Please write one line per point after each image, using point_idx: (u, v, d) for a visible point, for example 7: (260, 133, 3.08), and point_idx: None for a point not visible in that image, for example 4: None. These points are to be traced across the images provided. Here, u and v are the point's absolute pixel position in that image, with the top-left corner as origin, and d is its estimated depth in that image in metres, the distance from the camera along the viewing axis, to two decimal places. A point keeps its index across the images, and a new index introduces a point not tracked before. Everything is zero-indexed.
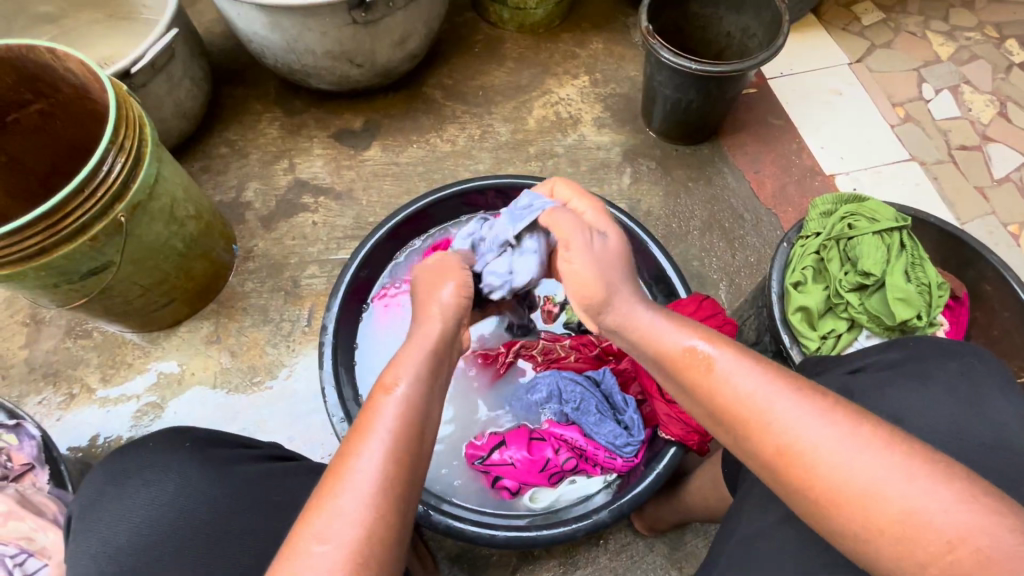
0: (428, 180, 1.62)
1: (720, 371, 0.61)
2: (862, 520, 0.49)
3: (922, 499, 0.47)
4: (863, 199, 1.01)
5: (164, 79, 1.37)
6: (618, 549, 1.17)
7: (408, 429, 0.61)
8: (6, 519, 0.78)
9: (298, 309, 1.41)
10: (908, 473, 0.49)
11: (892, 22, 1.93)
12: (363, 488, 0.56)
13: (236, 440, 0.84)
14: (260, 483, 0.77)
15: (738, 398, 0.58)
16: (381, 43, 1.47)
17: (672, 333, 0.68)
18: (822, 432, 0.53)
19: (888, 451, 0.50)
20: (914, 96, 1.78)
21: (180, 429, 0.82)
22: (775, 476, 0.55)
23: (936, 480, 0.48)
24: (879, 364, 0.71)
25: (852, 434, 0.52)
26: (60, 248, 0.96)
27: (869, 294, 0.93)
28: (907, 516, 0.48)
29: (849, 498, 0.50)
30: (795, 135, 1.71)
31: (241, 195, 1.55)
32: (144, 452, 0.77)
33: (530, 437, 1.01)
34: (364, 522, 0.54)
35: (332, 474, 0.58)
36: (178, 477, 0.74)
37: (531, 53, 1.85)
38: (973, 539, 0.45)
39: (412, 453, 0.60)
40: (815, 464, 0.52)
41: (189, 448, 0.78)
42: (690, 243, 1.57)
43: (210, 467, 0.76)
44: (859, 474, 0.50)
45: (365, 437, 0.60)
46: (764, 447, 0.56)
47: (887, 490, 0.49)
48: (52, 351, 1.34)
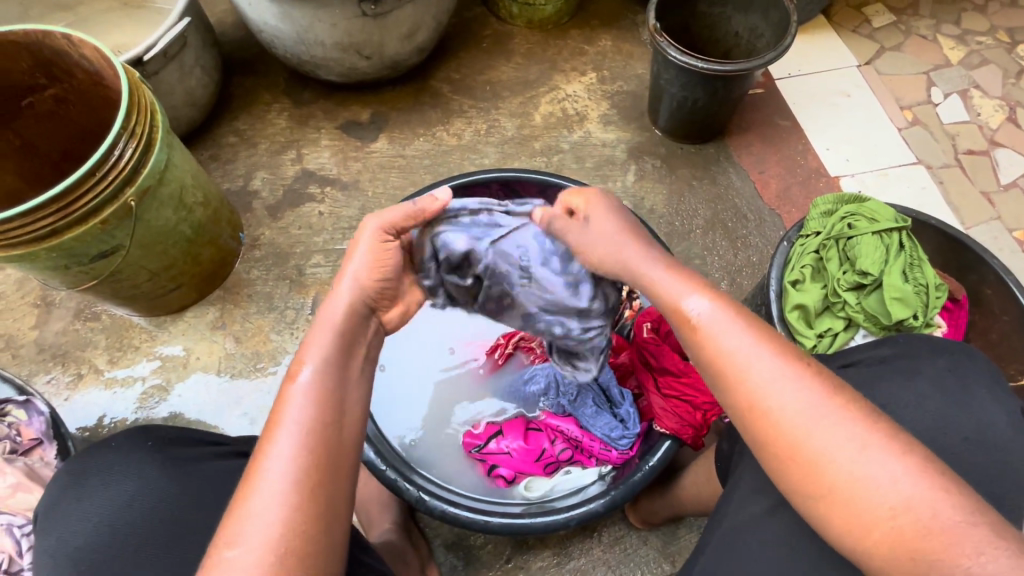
0: (433, 173, 1.63)
1: (706, 328, 0.65)
2: (814, 481, 0.55)
3: (875, 467, 0.53)
4: (863, 200, 1.01)
5: (176, 67, 1.39)
6: (611, 542, 1.18)
7: (320, 408, 0.64)
8: (15, 491, 0.80)
9: (302, 298, 1.43)
10: (866, 447, 0.53)
11: (903, 24, 1.92)
12: (280, 480, 0.59)
13: (205, 437, 0.84)
14: (222, 482, 0.77)
15: (720, 356, 0.63)
16: (390, 36, 1.48)
17: (682, 289, 0.70)
18: (796, 400, 0.57)
19: (854, 422, 0.55)
20: (923, 99, 1.78)
21: (145, 428, 0.80)
22: (745, 433, 0.60)
23: (886, 452, 0.53)
24: (871, 364, 0.71)
25: (816, 402, 0.57)
26: (72, 229, 0.98)
27: (867, 294, 0.93)
28: (852, 483, 0.53)
29: (804, 462, 0.55)
30: (801, 136, 1.71)
31: (248, 184, 1.57)
32: (105, 454, 0.76)
33: (527, 428, 1.03)
34: (292, 508, 0.58)
35: (251, 472, 0.60)
36: (134, 480, 0.73)
37: (539, 49, 1.85)
38: (914, 510, 0.50)
39: (328, 437, 0.63)
40: (777, 426, 0.57)
41: (148, 448, 0.77)
42: (693, 241, 1.58)
43: (170, 468, 0.75)
44: (817, 439, 0.55)
45: (275, 436, 0.62)
46: (732, 401, 0.61)
47: (844, 460, 0.54)
48: (61, 333, 1.37)
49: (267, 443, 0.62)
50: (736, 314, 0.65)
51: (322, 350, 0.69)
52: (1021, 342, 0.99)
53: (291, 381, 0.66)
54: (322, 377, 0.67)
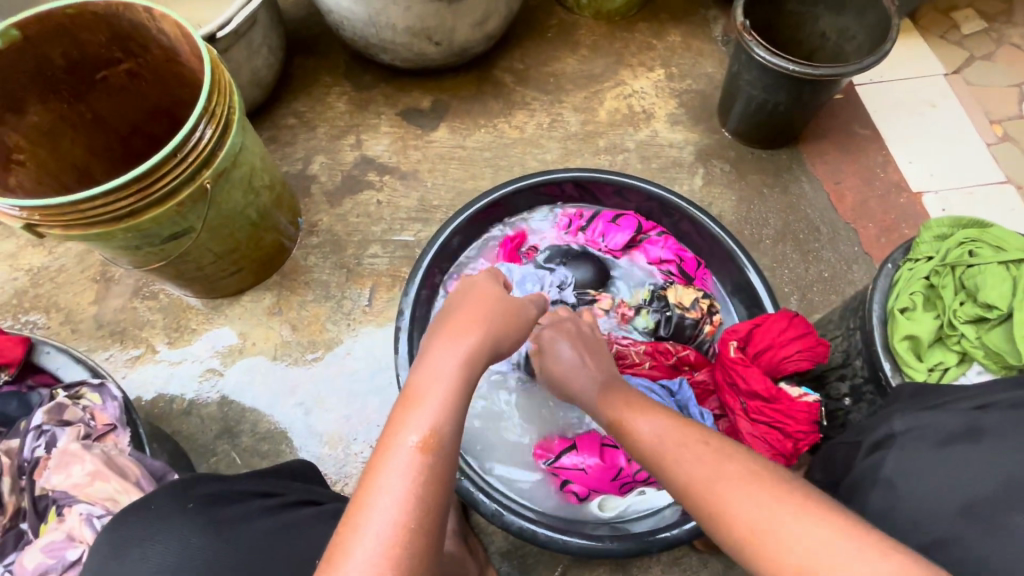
0: (494, 166, 1.58)
1: (677, 458, 0.69)
2: None
3: (873, 574, 0.49)
4: (986, 226, 0.93)
5: (245, 46, 1.35)
6: (670, 562, 1.14)
7: (424, 472, 0.58)
8: (92, 479, 0.76)
9: (359, 288, 1.40)
10: (851, 549, 0.51)
11: (994, 32, 1.81)
12: (374, 550, 0.53)
13: (252, 491, 0.75)
14: (273, 542, 0.67)
15: (703, 482, 0.64)
16: (462, 22, 1.43)
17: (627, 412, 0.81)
18: (782, 515, 0.56)
19: (850, 538, 0.52)
20: (1014, 114, 1.67)
21: (182, 486, 0.70)
22: (749, 564, 0.57)
23: (869, 552, 0.50)
24: (1008, 403, 0.65)
25: (804, 519, 0.55)
26: (149, 211, 0.95)
27: (989, 328, 0.84)
28: None
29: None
30: (881, 147, 1.62)
31: (307, 168, 1.54)
32: (136, 519, 0.63)
33: (602, 444, 0.97)
34: None
35: (347, 525, 0.55)
36: (176, 547, 0.61)
37: (605, 41, 1.78)
38: None
39: (429, 507, 0.57)
40: (780, 548, 0.54)
41: (191, 510, 0.66)
42: (761, 252, 1.51)
43: (217, 532, 0.64)
44: (811, 552, 0.52)
45: (376, 496, 0.56)
46: (727, 529, 0.59)
47: (840, 571, 0.50)
48: (119, 310, 1.36)
49: (365, 498, 0.56)
50: (711, 452, 0.67)
51: (437, 403, 0.63)
52: None
53: (394, 433, 0.61)
54: (436, 433, 0.61)
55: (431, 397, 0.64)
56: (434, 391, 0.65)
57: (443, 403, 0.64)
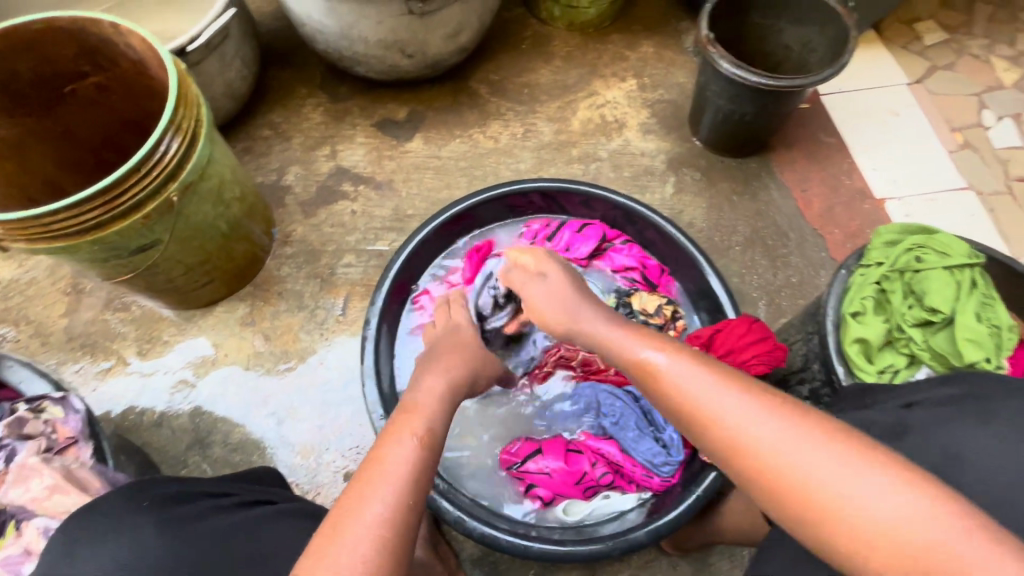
0: (468, 176, 1.60)
1: (671, 375, 0.68)
2: (813, 510, 0.54)
3: (865, 489, 0.52)
4: (933, 232, 0.96)
5: (217, 59, 1.37)
6: (640, 566, 1.15)
7: (422, 459, 0.68)
8: (51, 493, 0.76)
9: (333, 298, 1.41)
10: (848, 464, 0.54)
11: (955, 43, 1.86)
12: (377, 512, 0.61)
13: (206, 493, 0.75)
14: (237, 543, 0.68)
15: (694, 399, 0.64)
16: (434, 35, 1.45)
17: (634, 342, 0.77)
18: (775, 432, 0.58)
19: (869, 472, 0.53)
20: (974, 122, 1.72)
21: (135, 488, 0.69)
22: (736, 474, 0.61)
23: (867, 468, 0.53)
24: (935, 401, 0.69)
25: (822, 451, 0.55)
26: (114, 223, 0.96)
27: (935, 331, 0.88)
28: (843, 504, 0.52)
29: (798, 492, 0.55)
30: (847, 155, 1.66)
31: (282, 179, 1.55)
32: (91, 520, 0.62)
33: (567, 449, 1.00)
34: (382, 541, 0.59)
35: (352, 491, 0.63)
36: (133, 549, 0.60)
37: (579, 52, 1.82)
38: (905, 525, 0.50)
39: (421, 486, 0.66)
40: (777, 464, 0.57)
41: (149, 511, 0.65)
42: (731, 258, 1.54)
43: (171, 535, 0.63)
44: (801, 467, 0.55)
45: (381, 471, 0.65)
46: (721, 444, 0.61)
47: (831, 485, 0.53)
48: (90, 322, 1.36)
49: (366, 484, 0.63)
50: (732, 376, 0.65)
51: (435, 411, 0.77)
52: None
53: (398, 429, 0.72)
54: (431, 442, 0.71)
55: (428, 408, 0.77)
56: (430, 404, 0.78)
57: (435, 413, 0.77)
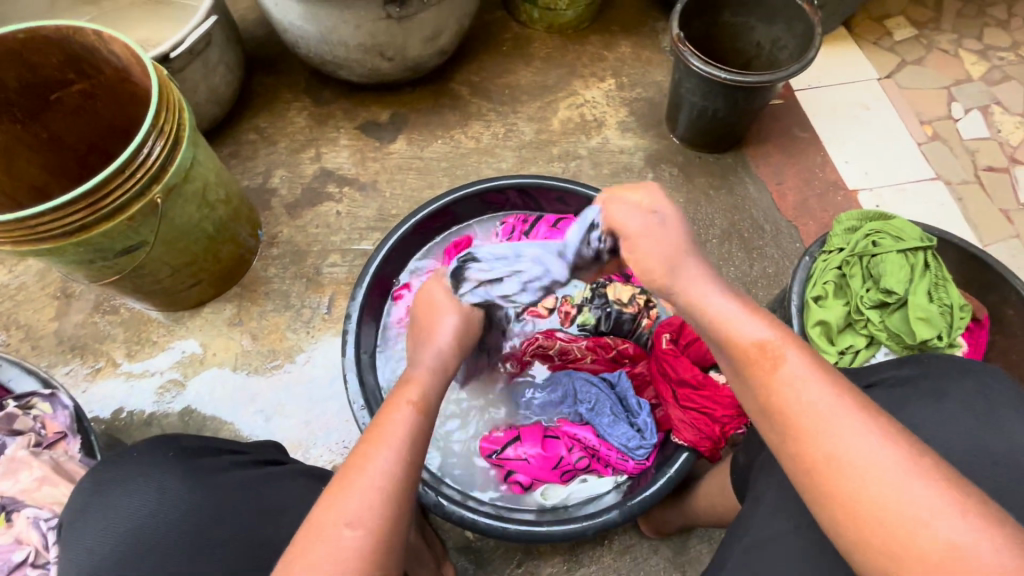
0: (451, 176, 1.63)
1: (784, 370, 0.58)
2: (901, 545, 0.47)
3: (975, 542, 0.45)
4: (889, 218, 1.01)
5: (201, 65, 1.40)
6: (622, 550, 1.18)
7: (421, 425, 0.69)
8: (40, 485, 0.80)
9: (319, 297, 1.43)
10: (956, 509, 0.47)
11: (924, 38, 1.92)
12: (383, 475, 0.62)
13: (227, 447, 0.84)
14: (240, 491, 0.76)
15: (797, 404, 0.55)
16: (413, 38, 1.48)
17: (744, 322, 0.64)
18: (884, 456, 0.50)
19: (969, 514, 0.46)
20: (943, 114, 1.77)
21: (166, 440, 0.80)
22: (809, 489, 0.54)
23: (980, 520, 0.46)
24: (893, 381, 0.72)
25: (917, 483, 0.49)
26: (99, 225, 0.99)
27: (891, 312, 0.93)
28: (945, 550, 0.46)
29: (890, 525, 0.48)
30: (820, 149, 1.71)
31: (268, 182, 1.58)
32: (127, 464, 0.75)
33: (544, 435, 1.03)
34: (388, 500, 0.61)
35: (358, 454, 0.65)
36: (157, 489, 0.72)
37: (558, 54, 1.85)
38: None
39: (422, 453, 0.67)
40: (868, 486, 0.50)
41: (172, 458, 0.76)
42: (708, 251, 1.58)
43: (191, 479, 0.74)
44: (905, 499, 0.48)
45: (383, 436, 0.66)
46: (803, 454, 0.54)
47: (936, 523, 0.47)
48: (79, 325, 1.38)
49: (370, 448, 0.65)
50: (828, 379, 0.57)
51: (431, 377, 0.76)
52: None
53: (398, 398, 0.72)
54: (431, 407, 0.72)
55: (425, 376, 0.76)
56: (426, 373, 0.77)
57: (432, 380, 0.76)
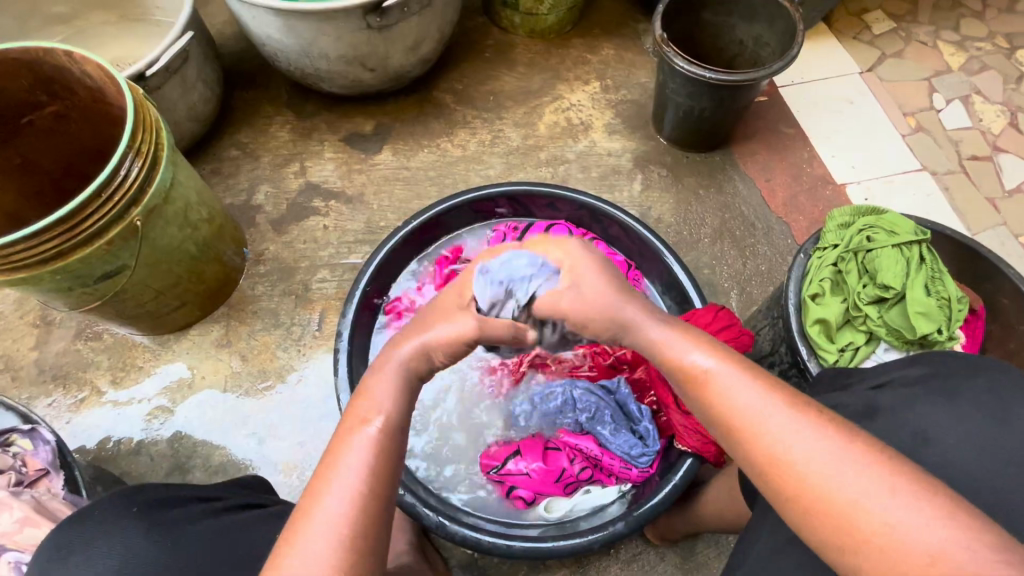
0: (438, 185, 1.61)
1: (721, 382, 0.64)
2: (848, 533, 0.51)
3: (916, 519, 0.49)
4: (881, 212, 1.01)
5: (178, 82, 1.37)
6: (629, 559, 1.16)
7: (381, 453, 0.64)
8: (22, 526, 0.76)
9: (308, 314, 1.40)
10: (889, 490, 0.51)
11: (902, 31, 1.93)
12: (335, 515, 0.58)
13: (192, 495, 0.80)
14: (220, 541, 0.73)
15: (736, 410, 0.61)
16: (395, 48, 1.47)
17: (683, 345, 0.70)
18: (815, 448, 0.55)
19: (915, 497, 0.50)
20: (925, 106, 1.79)
21: (128, 494, 0.75)
22: (768, 490, 0.58)
23: (911, 497, 0.50)
24: (904, 380, 0.70)
25: (864, 473, 0.52)
26: (76, 252, 0.95)
27: (888, 307, 0.93)
28: (884, 530, 0.50)
29: (834, 513, 0.52)
30: (806, 144, 1.71)
31: (252, 198, 1.55)
32: (85, 525, 0.69)
33: (545, 447, 1.01)
34: (344, 539, 0.57)
35: (310, 491, 0.61)
36: (124, 550, 0.66)
37: (542, 58, 1.85)
38: (949, 554, 0.47)
39: (383, 484, 0.62)
40: (809, 483, 0.54)
41: (136, 514, 0.71)
42: (701, 251, 1.57)
43: (159, 535, 0.70)
44: (842, 488, 0.52)
45: (337, 469, 0.62)
46: (755, 460, 0.59)
47: (872, 507, 0.51)
48: (61, 353, 1.34)
49: (324, 476, 0.61)
50: (780, 391, 0.61)
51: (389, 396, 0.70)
52: None
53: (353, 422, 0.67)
54: (399, 417, 0.68)
55: (382, 394, 0.70)
56: (384, 390, 0.70)
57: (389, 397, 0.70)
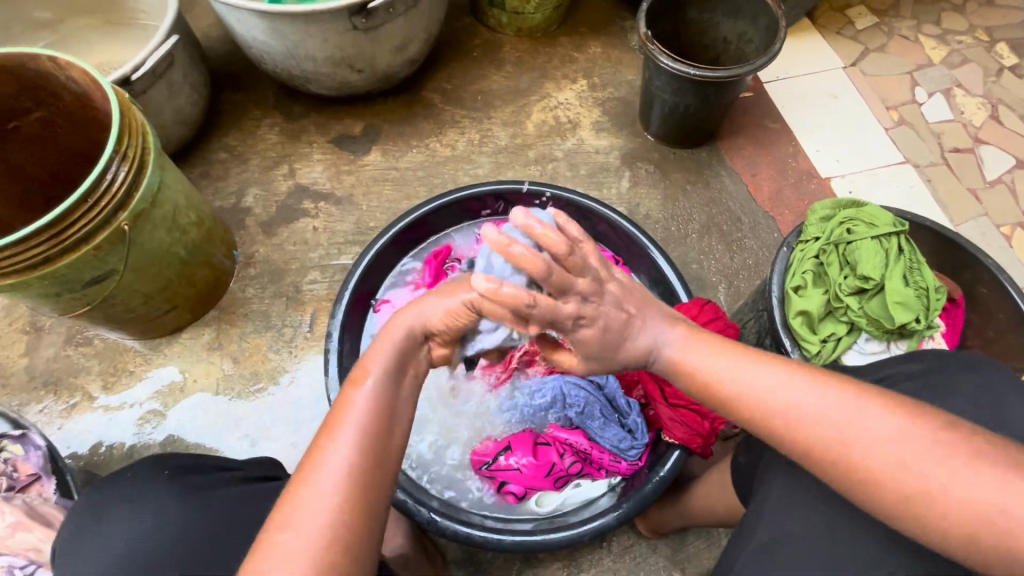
0: (427, 185, 1.62)
1: (738, 372, 0.67)
2: (897, 493, 0.56)
3: (955, 474, 0.54)
4: (861, 205, 1.03)
5: (164, 86, 1.37)
6: (621, 551, 1.17)
7: (375, 417, 0.66)
8: (14, 530, 0.77)
9: (299, 315, 1.41)
10: (927, 450, 0.56)
11: (885, 26, 1.96)
12: (327, 482, 0.60)
13: (219, 463, 0.82)
14: (240, 510, 0.75)
15: (761, 397, 0.64)
16: (381, 49, 1.47)
17: (689, 339, 0.73)
18: (857, 420, 0.59)
19: (984, 466, 0.53)
20: (908, 99, 1.81)
21: (161, 457, 0.77)
22: (809, 462, 0.61)
23: (949, 452, 0.55)
24: (898, 377, 0.71)
25: (931, 445, 0.56)
26: (63, 258, 0.96)
27: (869, 298, 0.95)
28: (930, 484, 0.55)
29: (884, 474, 0.56)
30: (791, 139, 1.73)
31: (241, 201, 1.55)
32: (121, 484, 0.72)
33: (536, 442, 1.03)
34: (338, 504, 0.60)
35: (310, 455, 0.63)
36: (155, 509, 0.69)
37: (529, 57, 1.85)
38: (986, 500, 0.52)
39: (374, 450, 0.64)
40: (858, 451, 0.58)
41: (166, 478, 0.74)
42: (689, 246, 1.59)
43: (189, 497, 0.72)
44: (886, 452, 0.57)
45: (332, 437, 0.64)
46: (792, 436, 0.62)
47: (916, 466, 0.55)
48: (52, 359, 1.34)
49: (320, 443, 0.64)
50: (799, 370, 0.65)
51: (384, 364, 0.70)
52: (1017, 341, 0.99)
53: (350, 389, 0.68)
54: (387, 389, 0.69)
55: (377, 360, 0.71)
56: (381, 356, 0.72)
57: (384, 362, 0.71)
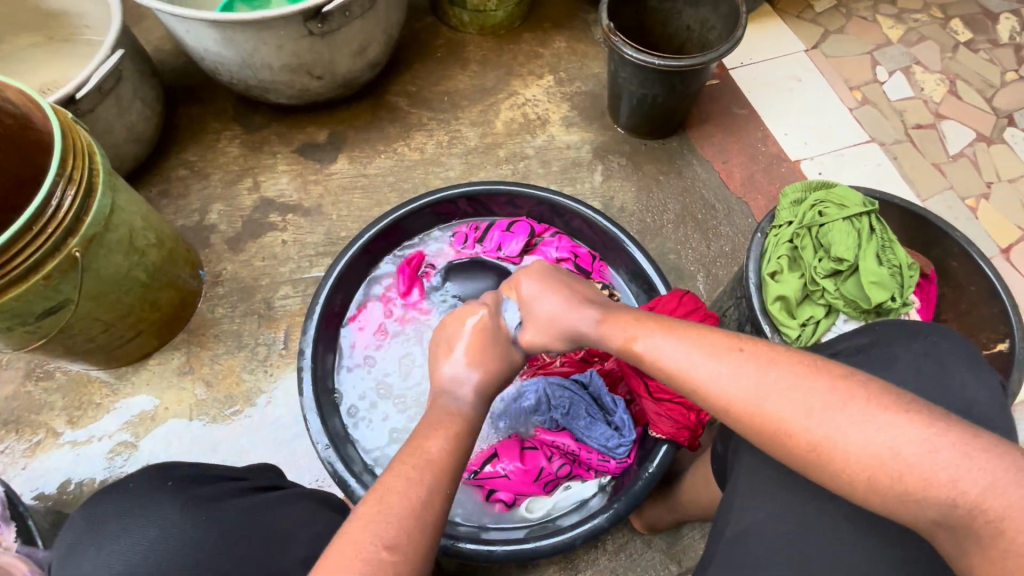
0: (398, 191, 1.58)
1: (664, 346, 0.70)
2: (810, 448, 0.58)
3: (861, 425, 0.56)
4: (831, 186, 1.03)
5: (113, 102, 1.31)
6: (616, 549, 1.16)
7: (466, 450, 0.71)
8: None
9: (273, 332, 1.36)
10: (835, 405, 0.58)
11: (843, 7, 1.98)
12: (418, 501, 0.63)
13: (223, 475, 0.77)
14: (249, 518, 0.70)
15: (684, 368, 0.67)
16: (340, 53, 1.43)
17: (618, 322, 0.77)
18: (766, 382, 0.61)
19: (893, 413, 0.56)
20: (870, 79, 1.83)
21: (162, 470, 0.72)
22: (733, 424, 0.64)
23: (856, 404, 0.57)
24: (849, 352, 0.73)
25: (835, 395, 0.58)
26: (10, 290, 0.91)
27: (844, 279, 0.96)
28: (840, 437, 0.57)
29: (796, 430, 0.59)
30: (759, 124, 1.74)
31: (205, 218, 1.50)
32: (119, 494, 0.67)
33: (522, 448, 1.01)
34: (424, 524, 0.62)
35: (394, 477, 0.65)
36: (159, 520, 0.64)
37: (494, 55, 1.83)
38: (891, 445, 0.54)
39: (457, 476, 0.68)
40: (769, 411, 0.60)
41: (171, 487, 0.69)
42: (666, 237, 1.58)
43: (193, 509, 0.67)
44: (799, 408, 0.59)
45: (425, 461, 0.67)
46: (711, 401, 0.64)
47: (825, 421, 0.57)
48: (11, 397, 1.28)
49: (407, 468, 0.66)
50: (716, 338, 0.67)
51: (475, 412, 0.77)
52: (989, 312, 1.00)
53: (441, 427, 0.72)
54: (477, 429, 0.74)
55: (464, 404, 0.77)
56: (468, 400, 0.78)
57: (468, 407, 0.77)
